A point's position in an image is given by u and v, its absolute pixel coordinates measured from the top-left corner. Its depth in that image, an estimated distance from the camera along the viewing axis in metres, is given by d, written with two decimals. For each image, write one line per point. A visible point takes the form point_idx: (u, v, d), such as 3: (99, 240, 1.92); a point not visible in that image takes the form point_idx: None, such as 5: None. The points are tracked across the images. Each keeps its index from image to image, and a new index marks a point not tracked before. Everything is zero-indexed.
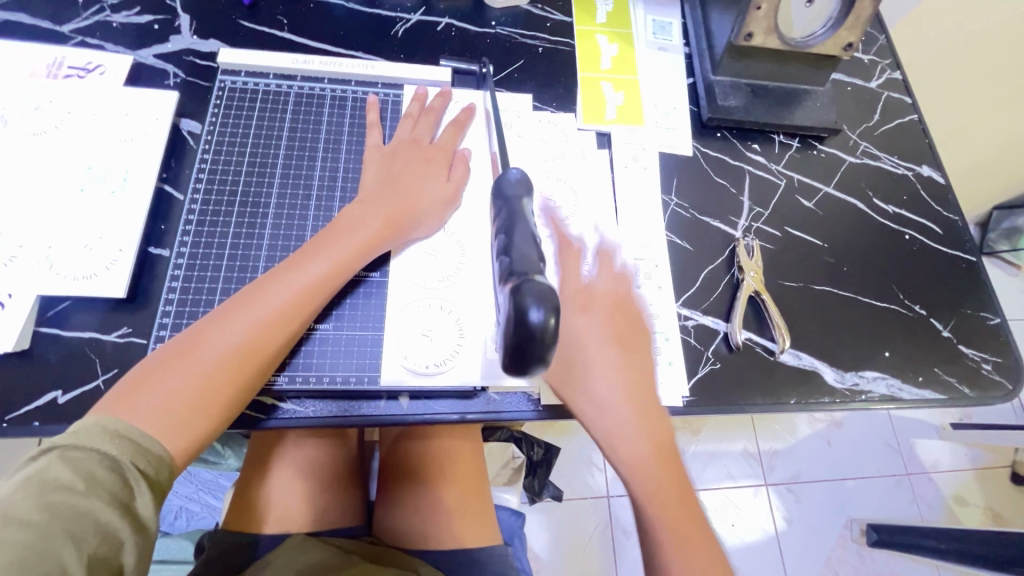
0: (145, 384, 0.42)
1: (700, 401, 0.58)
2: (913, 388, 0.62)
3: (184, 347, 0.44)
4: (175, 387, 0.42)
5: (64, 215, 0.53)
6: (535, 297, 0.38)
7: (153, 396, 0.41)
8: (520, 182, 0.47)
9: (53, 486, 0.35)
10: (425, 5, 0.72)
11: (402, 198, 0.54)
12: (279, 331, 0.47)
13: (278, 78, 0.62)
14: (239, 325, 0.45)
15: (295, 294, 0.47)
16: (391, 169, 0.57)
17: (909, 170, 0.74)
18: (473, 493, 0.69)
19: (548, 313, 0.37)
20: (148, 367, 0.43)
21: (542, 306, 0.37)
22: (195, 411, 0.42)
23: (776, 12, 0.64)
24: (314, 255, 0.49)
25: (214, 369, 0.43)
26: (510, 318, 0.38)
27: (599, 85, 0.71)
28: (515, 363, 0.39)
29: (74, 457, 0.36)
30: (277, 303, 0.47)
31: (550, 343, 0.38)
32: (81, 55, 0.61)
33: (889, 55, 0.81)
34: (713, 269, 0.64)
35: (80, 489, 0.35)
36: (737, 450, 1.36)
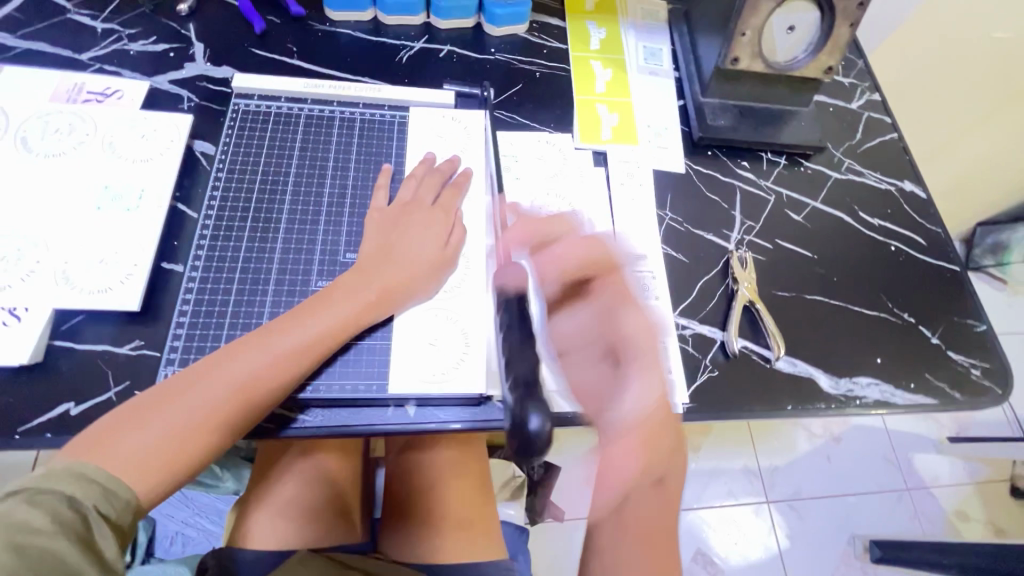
0: (118, 432, 0.43)
1: (700, 408, 0.60)
2: (906, 394, 0.64)
3: (163, 396, 0.46)
4: (151, 436, 0.44)
5: (81, 232, 0.54)
6: (536, 407, 0.42)
7: (123, 445, 0.43)
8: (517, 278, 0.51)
9: (21, 529, 0.36)
10: (428, 34, 0.76)
11: (398, 270, 0.55)
12: (263, 387, 0.48)
13: (289, 102, 0.65)
14: (221, 378, 0.47)
15: (276, 361, 0.48)
16: (390, 232, 0.58)
17: (891, 185, 0.78)
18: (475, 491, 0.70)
19: (544, 419, 0.42)
20: (127, 414, 0.45)
21: (541, 416, 0.42)
22: (162, 462, 0.44)
23: (759, 39, 0.69)
24: (304, 320, 0.51)
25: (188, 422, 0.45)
26: (511, 424, 0.42)
27: (594, 107, 0.75)
28: (520, 448, 0.42)
29: (39, 499, 0.38)
30: (264, 361, 0.48)
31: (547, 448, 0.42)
32: (99, 81, 0.63)
33: (868, 78, 0.86)
34: (708, 280, 0.66)
35: (46, 530, 0.37)
36: (738, 467, 1.36)
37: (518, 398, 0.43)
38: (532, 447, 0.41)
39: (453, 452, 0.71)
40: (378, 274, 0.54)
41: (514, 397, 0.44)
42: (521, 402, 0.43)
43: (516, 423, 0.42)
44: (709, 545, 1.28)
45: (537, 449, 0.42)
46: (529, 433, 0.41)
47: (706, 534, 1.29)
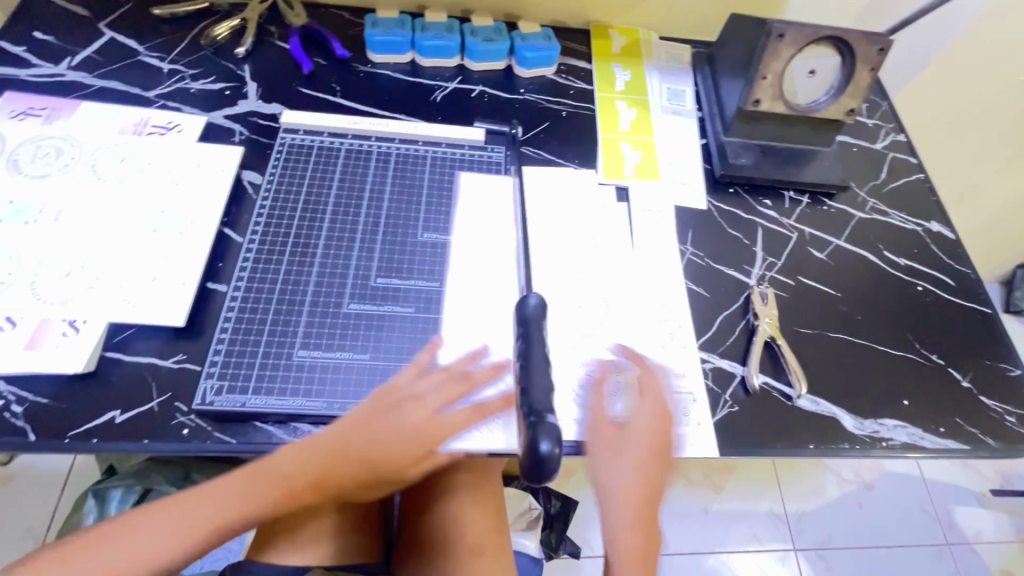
0: (70, 557, 0.43)
1: (720, 443, 0.59)
2: (935, 438, 0.62)
3: (114, 529, 0.45)
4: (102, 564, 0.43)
5: (138, 252, 0.59)
6: (546, 434, 0.45)
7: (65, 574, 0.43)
8: (537, 307, 0.54)
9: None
10: (462, 75, 0.81)
11: (362, 468, 0.49)
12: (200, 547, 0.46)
13: (331, 137, 0.70)
14: (166, 531, 0.45)
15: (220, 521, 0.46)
16: (371, 424, 0.50)
17: (918, 225, 0.77)
18: (491, 516, 0.70)
19: (553, 445, 0.45)
20: (84, 539, 0.45)
21: (550, 442, 0.45)
22: None
23: (780, 81, 0.71)
24: (259, 484, 0.48)
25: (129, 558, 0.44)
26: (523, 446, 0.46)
27: (618, 144, 0.78)
28: (532, 468, 0.46)
29: None
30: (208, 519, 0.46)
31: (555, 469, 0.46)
32: (163, 116, 0.69)
33: (892, 120, 0.87)
34: (729, 315, 0.67)
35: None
36: (763, 511, 1.31)
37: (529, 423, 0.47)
38: (543, 469, 0.45)
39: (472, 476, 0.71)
40: (351, 465, 0.49)
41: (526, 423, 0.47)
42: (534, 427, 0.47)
43: (528, 446, 0.46)
44: None
45: (546, 469, 0.45)
46: (540, 456, 0.45)
47: None
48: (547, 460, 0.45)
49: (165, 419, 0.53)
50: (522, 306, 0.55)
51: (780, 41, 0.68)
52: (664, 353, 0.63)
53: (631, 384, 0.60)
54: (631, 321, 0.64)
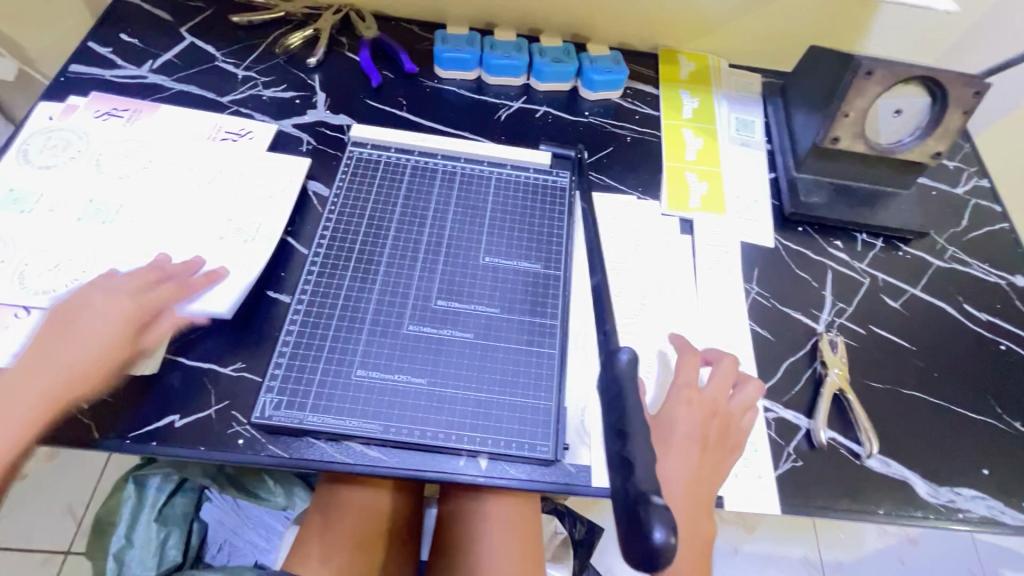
0: None
1: (782, 499, 0.56)
2: (1017, 514, 0.58)
3: None
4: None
5: (206, 257, 0.60)
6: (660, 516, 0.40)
7: None
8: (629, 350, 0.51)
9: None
10: (527, 95, 0.80)
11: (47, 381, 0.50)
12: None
13: (397, 152, 0.70)
14: None
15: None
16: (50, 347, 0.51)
17: (1001, 278, 0.73)
18: (527, 548, 0.67)
19: (668, 532, 0.40)
20: None
21: (665, 531, 0.39)
22: None
23: (862, 120, 0.68)
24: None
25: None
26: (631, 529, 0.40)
27: (683, 174, 0.75)
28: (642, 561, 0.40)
29: None
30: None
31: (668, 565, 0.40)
32: (235, 122, 0.71)
33: (975, 163, 0.82)
34: (794, 361, 0.64)
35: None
36: (797, 557, 1.25)
37: (634, 505, 0.41)
38: (653, 561, 0.39)
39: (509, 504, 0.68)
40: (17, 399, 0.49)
41: (630, 505, 0.41)
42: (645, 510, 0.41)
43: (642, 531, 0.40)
44: None
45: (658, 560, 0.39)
46: (654, 546, 0.39)
47: None
48: (662, 552, 0.39)
49: (222, 428, 0.53)
50: (611, 361, 0.49)
51: (868, 79, 0.64)
52: None
53: None
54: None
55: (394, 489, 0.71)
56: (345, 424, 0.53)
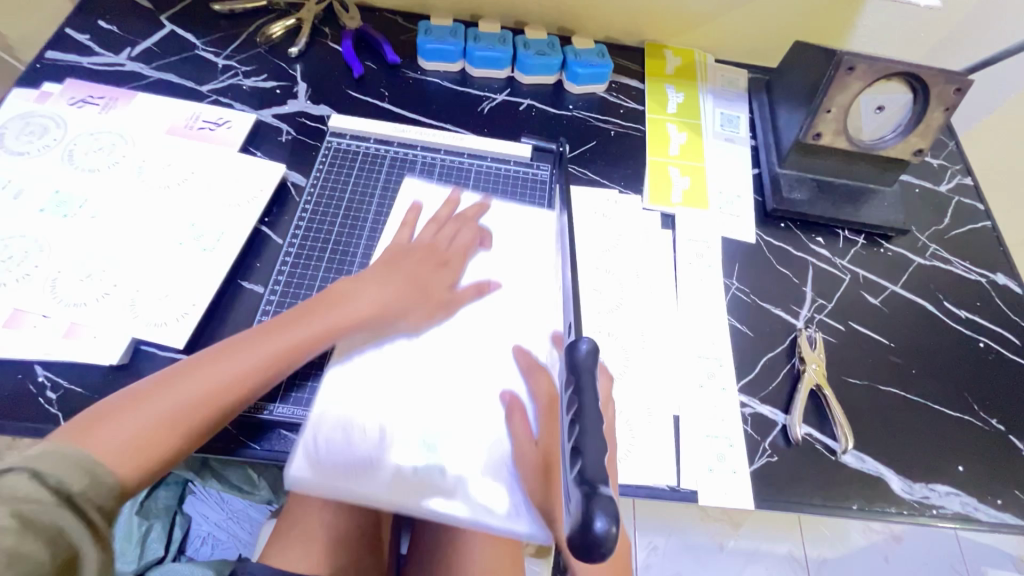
0: (118, 413, 0.44)
1: (758, 495, 0.56)
2: (990, 510, 0.58)
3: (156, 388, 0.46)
4: (128, 425, 0.43)
5: (160, 265, 0.58)
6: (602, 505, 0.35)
7: (125, 423, 0.43)
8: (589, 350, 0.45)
9: (16, 497, 0.35)
10: (511, 87, 0.79)
11: None
12: (223, 398, 0.47)
13: (377, 143, 0.70)
14: (224, 368, 0.48)
15: (240, 370, 0.49)
16: None
17: (982, 276, 0.73)
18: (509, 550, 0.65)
19: (610, 521, 0.35)
20: (129, 396, 0.45)
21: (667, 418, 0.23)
22: (167, 436, 0.44)
23: (844, 116, 0.68)
24: (227, 353, 0.49)
25: (194, 395, 0.46)
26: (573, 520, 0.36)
27: (667, 169, 0.75)
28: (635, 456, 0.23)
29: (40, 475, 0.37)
30: (228, 367, 0.48)
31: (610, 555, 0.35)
32: (214, 111, 0.70)
33: (959, 161, 0.82)
34: (772, 357, 0.64)
35: (47, 502, 0.36)
36: (782, 552, 1.25)
37: (579, 491, 0.36)
38: (592, 553, 0.34)
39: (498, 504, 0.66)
40: None
41: (576, 492, 0.37)
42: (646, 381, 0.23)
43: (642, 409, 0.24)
44: None
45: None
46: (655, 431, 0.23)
47: None
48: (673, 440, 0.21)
49: None
50: (571, 351, 0.45)
51: (850, 74, 0.64)
52: (701, 395, 0.60)
53: (665, 423, 0.58)
54: (674, 359, 0.62)
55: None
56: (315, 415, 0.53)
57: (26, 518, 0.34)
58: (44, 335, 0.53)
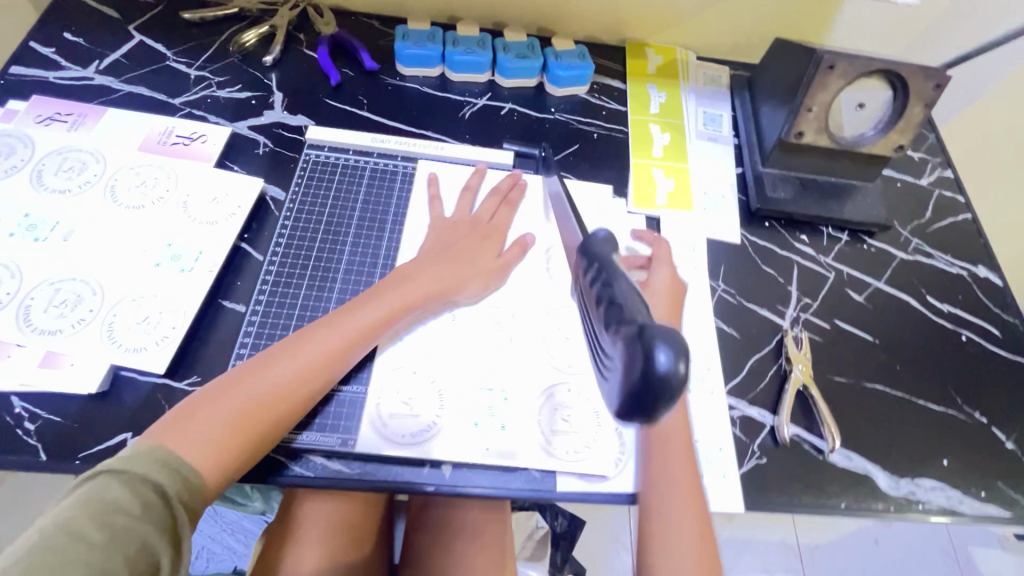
0: (193, 414, 0.47)
1: (748, 497, 0.57)
2: (975, 503, 0.59)
3: (228, 386, 0.49)
4: (214, 422, 0.47)
5: (137, 287, 0.56)
6: (664, 338, 0.29)
7: (203, 424, 0.46)
8: (609, 242, 0.38)
9: (109, 506, 0.40)
10: (492, 91, 0.78)
11: None
12: (295, 392, 0.50)
13: (356, 154, 0.69)
14: (291, 364, 0.50)
15: (307, 364, 0.51)
16: None
17: (963, 269, 0.73)
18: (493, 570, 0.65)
19: (676, 358, 0.29)
20: (202, 398, 0.48)
21: (671, 349, 0.29)
22: (243, 434, 0.47)
23: (826, 114, 0.68)
24: (295, 349, 0.51)
25: (270, 389, 0.49)
26: (628, 364, 0.30)
27: (650, 171, 0.75)
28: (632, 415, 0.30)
29: (130, 481, 0.42)
30: (296, 364, 0.50)
31: (677, 397, 0.29)
32: (188, 125, 0.68)
33: (940, 154, 0.83)
34: (759, 359, 0.64)
35: (133, 512, 0.40)
36: (775, 541, 1.24)
37: (627, 331, 0.30)
38: (653, 397, 0.29)
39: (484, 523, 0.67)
40: None
41: (625, 329, 0.30)
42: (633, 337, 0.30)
43: (631, 370, 0.30)
44: None
45: (662, 408, 0.29)
46: (658, 375, 0.29)
47: None
48: (672, 379, 0.29)
49: None
50: (587, 240, 0.38)
51: (830, 73, 0.64)
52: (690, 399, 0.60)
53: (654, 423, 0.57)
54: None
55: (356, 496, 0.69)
56: (372, 407, 0.55)
57: (114, 526, 0.39)
58: (20, 365, 0.52)
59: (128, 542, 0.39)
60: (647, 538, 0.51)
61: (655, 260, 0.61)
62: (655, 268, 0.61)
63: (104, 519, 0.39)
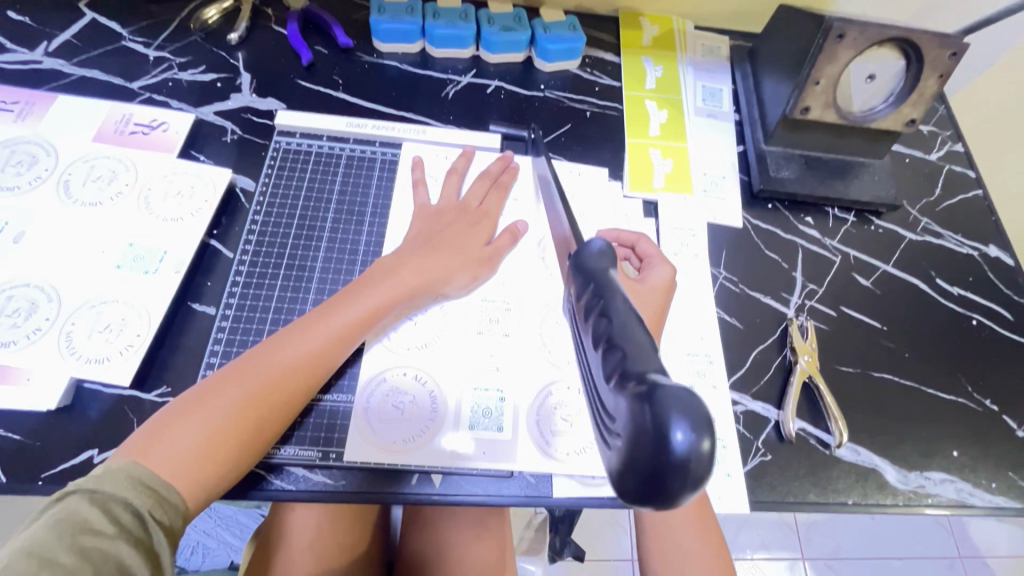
0: (165, 431, 0.42)
1: (753, 497, 0.54)
2: (985, 494, 0.57)
3: (201, 398, 0.44)
4: (190, 435, 0.42)
5: (97, 292, 0.52)
6: (681, 405, 0.22)
7: (175, 442, 0.42)
8: (605, 253, 0.31)
9: (81, 528, 0.36)
10: (477, 68, 0.73)
11: None
12: (276, 400, 0.46)
13: (330, 140, 0.64)
14: (268, 370, 0.46)
15: (285, 369, 0.46)
16: None
17: (974, 249, 0.70)
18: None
19: (699, 435, 0.22)
20: (173, 412, 0.43)
21: (692, 424, 0.22)
22: (221, 450, 0.43)
23: (834, 87, 0.63)
24: (271, 354, 0.47)
25: (249, 397, 0.45)
26: (635, 437, 0.23)
27: (647, 152, 0.70)
28: (636, 504, 0.23)
29: (102, 500, 0.37)
30: (274, 370, 0.46)
31: (698, 479, 0.22)
32: (147, 112, 0.63)
33: (950, 126, 0.79)
34: (763, 350, 0.61)
35: (108, 532, 0.36)
36: (773, 518, 1.24)
37: (633, 388, 0.24)
38: (669, 482, 0.22)
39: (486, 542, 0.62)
40: None
41: (629, 386, 0.24)
42: (642, 401, 0.23)
43: (637, 450, 0.23)
44: None
45: (680, 494, 0.23)
46: (673, 460, 0.22)
47: None
48: (693, 463, 0.22)
49: None
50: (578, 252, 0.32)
51: (840, 42, 0.59)
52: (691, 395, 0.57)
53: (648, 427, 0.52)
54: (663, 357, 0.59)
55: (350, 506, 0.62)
56: (360, 408, 0.52)
57: (84, 549, 0.35)
58: None
59: (102, 564, 0.35)
60: (651, 538, 0.49)
61: (655, 256, 0.58)
62: (655, 266, 0.57)
63: (76, 541, 0.35)
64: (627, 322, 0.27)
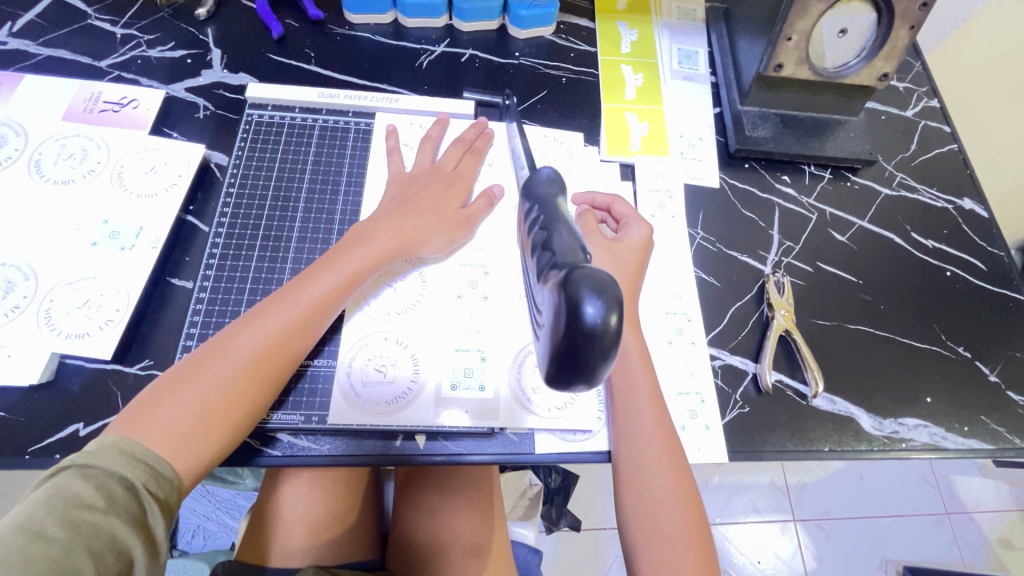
0: (154, 405, 0.43)
1: (732, 447, 0.56)
2: (958, 437, 0.59)
3: (188, 372, 0.44)
4: (180, 407, 0.43)
5: (74, 269, 0.52)
6: (591, 286, 0.27)
7: (164, 416, 0.42)
8: (552, 181, 0.37)
9: (72, 503, 0.36)
10: (451, 37, 0.72)
11: None
12: (262, 370, 0.46)
13: (303, 112, 0.64)
14: (251, 341, 0.46)
15: (268, 339, 0.46)
16: None
17: (948, 203, 0.71)
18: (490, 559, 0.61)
19: (607, 309, 0.27)
20: (161, 387, 0.44)
21: (600, 299, 0.27)
22: (211, 421, 0.43)
23: (808, 42, 0.63)
24: (254, 325, 0.47)
25: (238, 367, 0.45)
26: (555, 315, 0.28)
27: (623, 116, 0.70)
28: (562, 376, 0.28)
29: (93, 476, 0.38)
30: (257, 340, 0.46)
31: (610, 350, 0.27)
32: (117, 90, 0.62)
33: (926, 83, 0.79)
34: (741, 306, 0.62)
35: (100, 507, 0.36)
36: (764, 483, 1.26)
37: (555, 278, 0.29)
38: (581, 349, 0.27)
39: (477, 518, 0.63)
40: None
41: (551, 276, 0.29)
42: (560, 286, 0.28)
43: (558, 327, 0.28)
44: (732, 562, 1.19)
45: (597, 364, 0.27)
46: (585, 330, 0.27)
47: (729, 550, 1.20)
48: (601, 333, 0.27)
49: None
50: (531, 179, 0.39)
51: None
52: (670, 352, 0.58)
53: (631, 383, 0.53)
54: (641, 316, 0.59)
55: (341, 485, 0.63)
56: (343, 373, 0.53)
57: (76, 522, 0.35)
58: None
59: (93, 538, 0.35)
60: (629, 493, 0.50)
61: (632, 217, 0.58)
62: (631, 226, 0.57)
63: (67, 515, 0.35)
64: (563, 235, 0.32)
